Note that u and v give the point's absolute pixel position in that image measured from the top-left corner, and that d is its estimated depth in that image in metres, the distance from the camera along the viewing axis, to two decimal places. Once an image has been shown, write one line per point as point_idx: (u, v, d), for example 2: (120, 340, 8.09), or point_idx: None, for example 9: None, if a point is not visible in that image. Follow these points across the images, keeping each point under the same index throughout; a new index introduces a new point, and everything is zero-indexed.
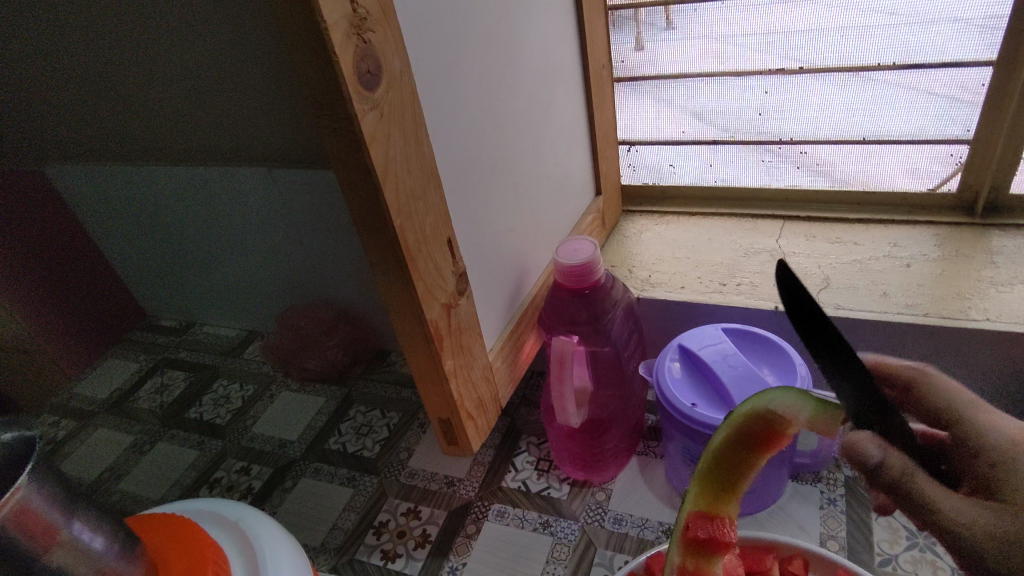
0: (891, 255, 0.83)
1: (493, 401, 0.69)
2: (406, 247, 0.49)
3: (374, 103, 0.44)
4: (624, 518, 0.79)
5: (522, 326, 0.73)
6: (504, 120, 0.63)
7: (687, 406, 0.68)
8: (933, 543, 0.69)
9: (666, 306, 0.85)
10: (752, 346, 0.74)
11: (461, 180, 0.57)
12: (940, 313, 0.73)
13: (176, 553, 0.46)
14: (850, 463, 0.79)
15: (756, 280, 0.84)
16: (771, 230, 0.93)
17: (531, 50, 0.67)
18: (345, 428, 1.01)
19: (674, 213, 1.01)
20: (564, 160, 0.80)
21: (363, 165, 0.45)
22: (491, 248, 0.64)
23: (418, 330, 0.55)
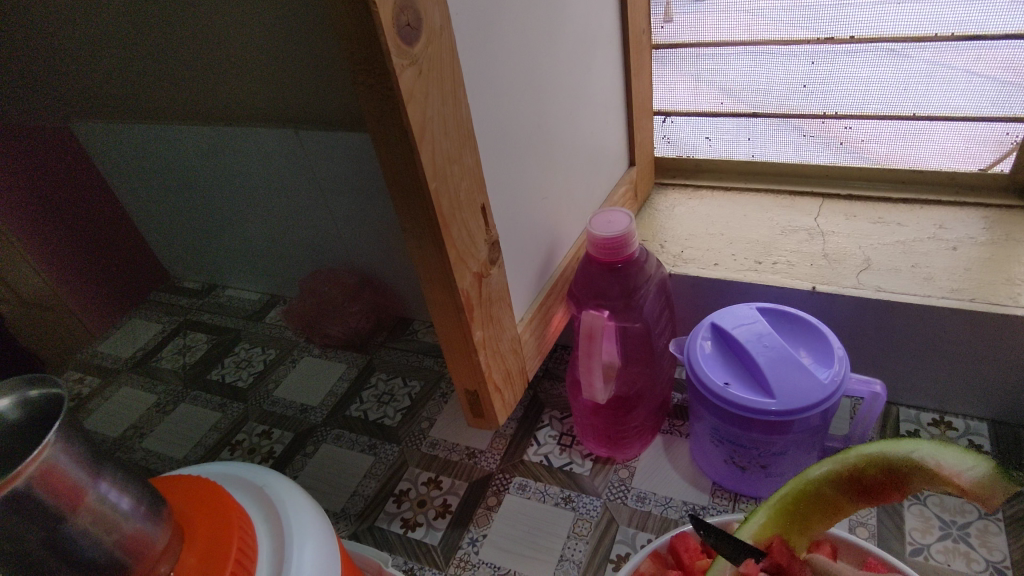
0: (936, 237, 0.80)
1: (521, 373, 0.67)
2: (440, 212, 0.47)
3: (413, 59, 0.42)
4: (648, 496, 0.78)
5: (552, 298, 0.72)
6: (542, 84, 0.60)
7: (720, 386, 0.67)
8: (966, 534, 0.67)
9: (698, 283, 0.82)
10: (789, 328, 0.71)
11: (497, 145, 0.55)
12: (986, 299, 0.70)
13: (202, 516, 0.45)
14: None
15: (793, 259, 0.82)
16: (810, 208, 0.90)
17: (571, 11, 0.64)
18: (366, 395, 1.00)
19: (708, 187, 0.98)
20: (599, 129, 0.77)
21: (398, 124, 0.43)
22: (524, 217, 0.62)
23: (449, 299, 0.53)
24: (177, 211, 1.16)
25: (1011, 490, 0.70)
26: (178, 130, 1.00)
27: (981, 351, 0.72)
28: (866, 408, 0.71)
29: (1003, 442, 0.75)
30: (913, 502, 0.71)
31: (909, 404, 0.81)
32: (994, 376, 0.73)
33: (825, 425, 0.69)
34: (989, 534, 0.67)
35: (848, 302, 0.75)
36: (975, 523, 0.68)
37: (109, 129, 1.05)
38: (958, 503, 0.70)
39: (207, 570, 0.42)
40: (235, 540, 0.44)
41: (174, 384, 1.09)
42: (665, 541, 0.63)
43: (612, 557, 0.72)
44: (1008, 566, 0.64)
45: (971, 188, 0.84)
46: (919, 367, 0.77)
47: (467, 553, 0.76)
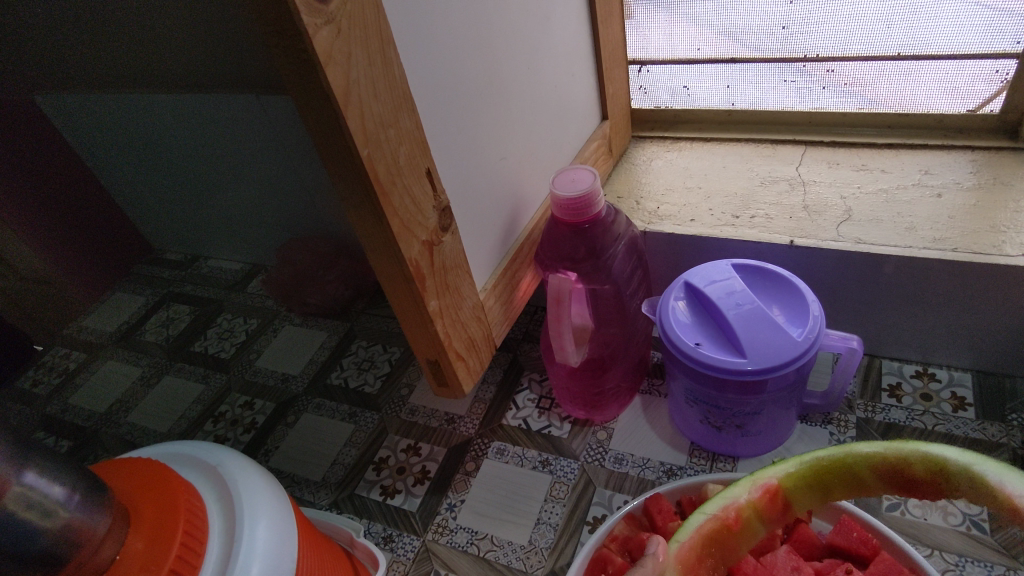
0: (921, 184, 0.77)
1: (487, 339, 0.66)
2: (375, 180, 0.45)
3: (328, 17, 0.38)
4: (626, 458, 0.77)
5: (519, 262, 0.70)
6: (491, 37, 0.57)
7: (691, 346, 0.65)
8: None
9: (673, 240, 0.80)
10: (763, 284, 0.69)
11: (440, 104, 0.52)
12: (970, 248, 0.67)
13: (147, 499, 0.45)
14: (863, 405, 0.75)
15: (773, 212, 0.79)
16: (792, 157, 0.87)
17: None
18: (346, 363, 0.99)
19: (689, 139, 0.95)
20: (564, 82, 0.73)
21: (319, 89, 0.40)
22: (479, 179, 0.60)
23: (398, 270, 0.51)
24: (150, 183, 1.11)
25: (991, 442, 0.69)
26: (140, 103, 0.95)
27: (963, 303, 0.69)
28: (844, 364, 0.69)
29: (986, 393, 0.73)
30: None
31: (891, 357, 0.79)
32: (979, 327, 0.71)
33: (800, 381, 0.67)
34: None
35: (829, 255, 0.73)
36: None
37: (69, 101, 1.00)
38: None
39: (152, 555, 0.42)
40: (181, 522, 0.44)
41: (158, 357, 1.10)
42: (639, 503, 0.62)
43: (588, 520, 0.72)
44: (985, 518, 0.63)
45: (960, 129, 0.80)
46: (901, 319, 0.75)
47: (445, 519, 0.76)
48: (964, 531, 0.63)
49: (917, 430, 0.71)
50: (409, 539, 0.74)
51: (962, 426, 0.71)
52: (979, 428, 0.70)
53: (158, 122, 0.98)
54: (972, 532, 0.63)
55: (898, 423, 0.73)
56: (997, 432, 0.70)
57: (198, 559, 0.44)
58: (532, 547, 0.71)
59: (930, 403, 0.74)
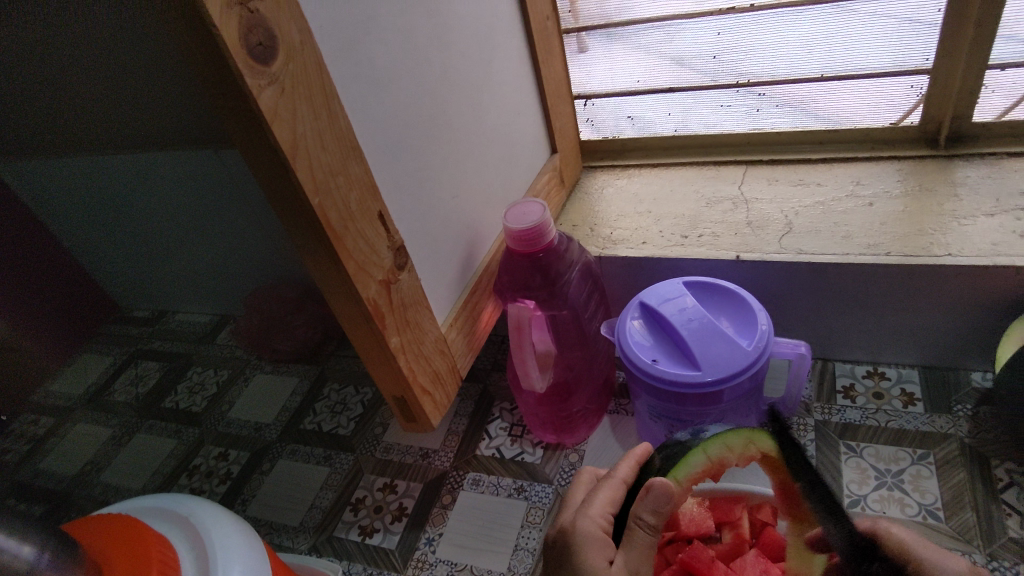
0: (855, 194, 0.81)
1: (452, 372, 0.68)
2: (328, 226, 0.47)
3: (271, 77, 0.41)
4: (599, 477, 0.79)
5: (479, 294, 0.72)
6: (435, 84, 0.60)
7: (648, 363, 0.67)
8: (901, 481, 0.69)
9: (628, 262, 0.83)
10: (713, 299, 0.72)
11: (388, 149, 0.55)
12: (902, 252, 0.71)
13: (120, 553, 0.46)
14: (819, 407, 0.78)
15: (720, 229, 0.82)
16: (734, 176, 0.91)
17: (464, 7, 0.64)
18: (320, 407, 0.99)
19: (638, 165, 0.99)
20: (510, 120, 0.77)
21: (268, 145, 0.43)
22: (433, 217, 0.62)
23: (357, 311, 0.53)
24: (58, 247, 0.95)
25: (940, 433, 0.72)
26: (78, 166, 0.87)
27: (902, 303, 0.74)
28: (796, 369, 0.72)
29: (933, 387, 0.77)
30: (851, 455, 0.73)
31: (842, 360, 0.83)
32: (919, 325, 0.75)
33: (756, 388, 0.70)
34: (921, 478, 0.69)
35: (774, 267, 0.76)
36: (908, 469, 0.70)
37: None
38: (893, 452, 0.72)
39: None
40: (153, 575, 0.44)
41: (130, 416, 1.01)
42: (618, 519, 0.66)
43: None
44: (940, 507, 0.66)
45: (885, 141, 0.85)
46: (848, 322, 0.78)
47: (424, 553, 0.76)
48: (921, 520, 0.65)
49: (871, 428, 0.75)
50: None
51: (913, 420, 0.74)
52: (928, 420, 0.74)
53: None
54: (928, 522, 0.65)
55: (853, 422, 0.76)
56: (945, 423, 0.73)
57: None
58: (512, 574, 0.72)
59: (882, 401, 0.77)
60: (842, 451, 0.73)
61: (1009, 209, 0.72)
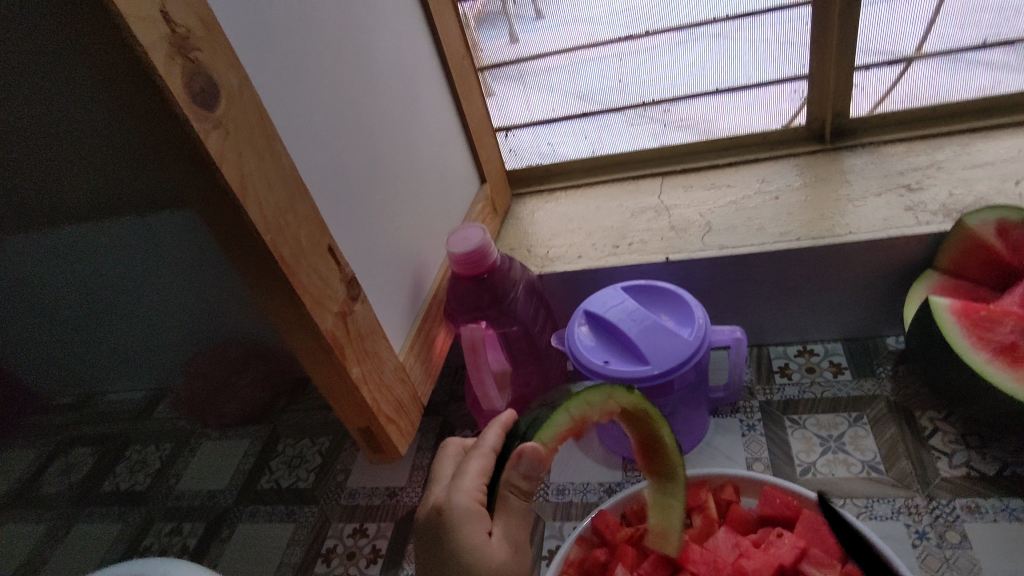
0: (763, 190, 0.75)
1: (416, 400, 0.67)
2: (280, 259, 0.47)
3: (216, 122, 0.41)
4: (569, 486, 0.71)
5: (432, 321, 0.72)
6: (358, 119, 0.60)
7: (600, 364, 0.64)
8: (843, 443, 0.63)
9: (566, 277, 0.77)
10: (651, 297, 0.70)
11: (333, 190, 0.55)
12: (811, 242, 0.65)
13: None
14: (761, 388, 0.71)
15: (648, 236, 0.75)
16: (650, 188, 0.82)
17: (382, 41, 0.64)
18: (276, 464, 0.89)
19: (557, 189, 0.88)
20: (448, 154, 0.77)
21: (216, 187, 0.42)
22: (378, 250, 0.63)
23: (315, 343, 0.52)
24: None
25: (870, 397, 0.66)
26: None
27: (828, 289, 0.68)
28: (735, 356, 0.68)
29: (857, 355, 0.71)
30: (794, 427, 0.66)
31: (776, 344, 0.75)
32: (854, 302, 0.69)
33: (700, 379, 0.66)
34: (862, 438, 0.62)
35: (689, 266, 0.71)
36: (847, 432, 0.63)
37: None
38: (829, 416, 0.65)
39: None
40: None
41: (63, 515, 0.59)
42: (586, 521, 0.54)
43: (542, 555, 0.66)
44: (879, 460, 0.60)
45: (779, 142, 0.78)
46: (768, 313, 0.73)
47: None
48: (867, 477, 0.59)
49: (810, 399, 0.68)
50: None
51: (844, 387, 0.68)
52: (857, 386, 0.68)
53: None
54: (873, 477, 0.59)
55: (793, 397, 0.68)
56: (873, 386, 0.67)
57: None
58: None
59: (814, 375, 0.70)
60: (786, 425, 0.66)
61: (890, 187, 0.67)
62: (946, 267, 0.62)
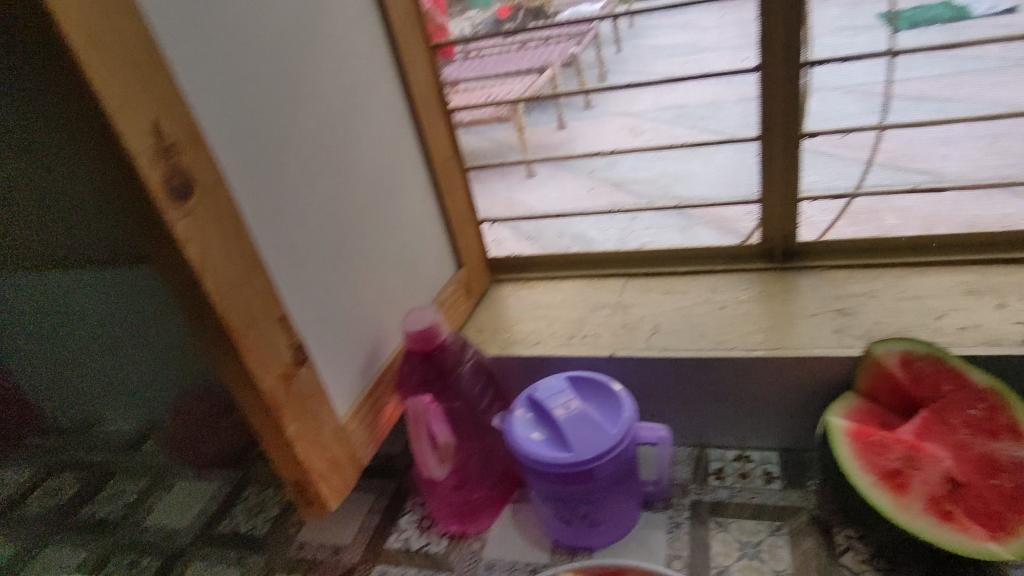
0: (710, 299, 0.79)
1: (355, 461, 0.61)
2: (229, 324, 0.47)
3: (187, 209, 0.44)
4: (497, 563, 0.70)
5: (383, 389, 0.66)
6: (362, 211, 0.65)
7: (527, 447, 0.64)
8: (759, 551, 0.64)
9: (559, 362, 0.77)
10: (593, 394, 0.68)
11: (286, 247, 0.54)
12: (692, 352, 0.72)
13: None
14: (695, 488, 0.73)
15: (601, 330, 0.78)
16: (614, 286, 0.86)
17: (397, 206, 0.71)
18: (237, 508, 0.83)
19: (533, 278, 0.92)
20: (416, 232, 0.75)
21: (177, 262, 0.44)
22: (336, 315, 0.60)
23: (252, 401, 0.51)
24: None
25: (792, 508, 0.68)
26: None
27: (704, 402, 0.74)
28: (662, 452, 0.68)
29: (789, 467, 0.73)
30: (718, 530, 0.68)
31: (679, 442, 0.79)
32: (776, 412, 0.72)
33: (626, 470, 0.66)
34: (777, 548, 0.64)
35: (652, 363, 0.73)
36: (765, 540, 0.65)
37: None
38: None
39: None
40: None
41: None
42: None
43: None
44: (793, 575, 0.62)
45: (732, 256, 0.84)
46: (712, 408, 0.75)
47: None
48: None
49: (738, 504, 0.70)
50: None
51: (769, 497, 0.70)
52: (784, 496, 0.70)
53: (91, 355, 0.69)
54: None
55: (722, 500, 0.71)
56: (799, 498, 0.69)
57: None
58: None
59: (745, 481, 0.72)
60: (711, 525, 0.68)
61: (827, 311, 0.73)
62: (867, 392, 0.65)
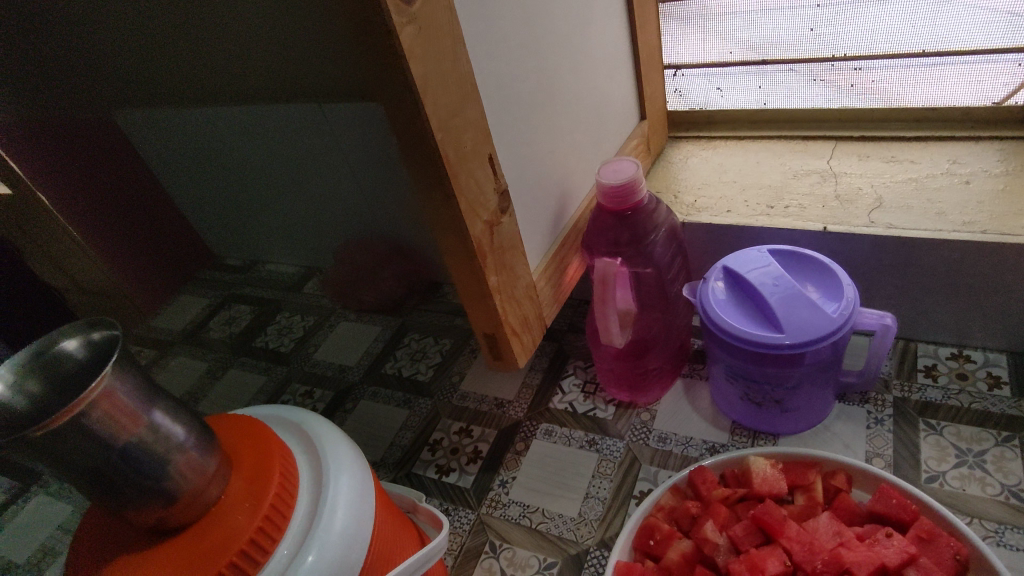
0: (948, 172, 0.66)
1: (540, 320, 0.60)
2: (445, 159, 0.43)
3: (412, 17, 0.38)
4: (670, 436, 0.68)
5: (569, 247, 0.63)
6: (563, 45, 0.57)
7: (726, 322, 0.58)
8: (982, 461, 0.59)
9: (755, 234, 0.69)
10: (801, 270, 0.61)
11: (495, 81, 0.49)
12: (929, 234, 0.61)
13: (249, 462, 0.44)
14: (899, 384, 0.66)
15: (808, 201, 0.69)
16: (820, 152, 0.75)
17: (594, 43, 0.63)
18: (399, 353, 0.87)
19: (718, 137, 0.83)
20: (608, 75, 0.66)
21: (400, 84, 0.40)
22: (533, 163, 0.56)
23: (458, 246, 0.49)
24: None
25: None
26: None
27: (927, 291, 0.65)
28: (876, 343, 0.60)
29: (1021, 373, 0.64)
30: (929, 432, 0.62)
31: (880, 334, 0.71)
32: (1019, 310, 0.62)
33: (836, 359, 0.59)
34: (1006, 459, 0.58)
35: (872, 243, 0.63)
36: (990, 450, 0.59)
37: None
38: None
39: (253, 493, 0.42)
40: (268, 497, 0.42)
41: (227, 357, 0.79)
42: None
43: (635, 495, 0.64)
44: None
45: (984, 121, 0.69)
46: (936, 299, 0.65)
47: (498, 494, 0.68)
48: (1002, 501, 0.56)
49: (955, 406, 0.63)
50: (464, 513, 0.67)
51: (997, 404, 0.62)
52: (1015, 405, 0.62)
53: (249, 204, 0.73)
54: (1010, 502, 0.56)
55: (935, 401, 0.64)
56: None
57: (269, 550, 0.41)
58: (582, 518, 0.64)
59: (964, 382, 0.65)
60: (920, 427, 0.63)
61: None
62: None
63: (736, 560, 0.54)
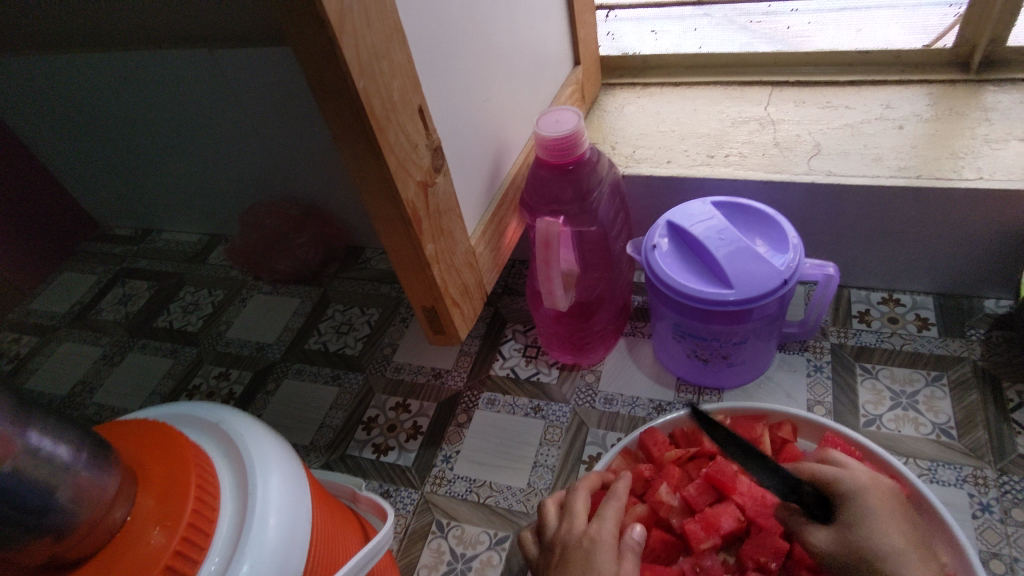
0: (883, 117, 0.66)
1: (480, 287, 0.56)
2: (370, 113, 0.38)
3: None
4: (616, 397, 0.67)
5: (506, 206, 0.59)
6: None
7: (674, 278, 0.56)
8: (915, 402, 0.61)
9: (696, 185, 0.67)
10: (745, 222, 0.59)
11: (422, 20, 0.43)
12: (867, 177, 0.61)
13: (158, 473, 0.38)
14: (835, 329, 0.67)
15: (748, 149, 0.67)
16: (757, 97, 0.73)
17: None
18: (323, 326, 0.80)
19: (652, 84, 0.79)
20: (541, 17, 0.61)
21: (311, 18, 0.33)
22: (467, 114, 0.50)
23: (389, 212, 0.43)
24: (98, 158, 0.91)
25: (952, 359, 0.63)
26: (53, 65, 0.77)
27: (863, 239, 0.65)
28: (819, 293, 0.61)
29: (947, 313, 0.66)
30: (865, 377, 0.63)
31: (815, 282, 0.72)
32: (945, 254, 0.63)
33: (782, 312, 0.59)
34: (937, 399, 0.60)
35: (813, 191, 0.63)
36: (921, 391, 0.61)
37: None
38: None
39: (167, 510, 0.36)
40: (185, 514, 0.36)
41: (118, 335, 0.87)
42: None
43: (584, 460, 0.62)
44: (954, 425, 0.58)
45: (914, 64, 0.69)
46: (870, 246, 0.65)
47: (442, 470, 0.64)
48: (934, 439, 0.58)
49: (887, 349, 0.65)
50: (407, 493, 0.63)
51: (926, 344, 0.64)
52: (941, 345, 0.64)
53: (104, 163, 0.91)
54: (941, 440, 0.58)
55: (869, 345, 0.65)
56: (960, 347, 0.63)
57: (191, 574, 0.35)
58: (532, 488, 0.61)
59: (896, 325, 0.66)
60: (857, 372, 0.64)
61: None
62: None
63: (691, 520, 0.53)
